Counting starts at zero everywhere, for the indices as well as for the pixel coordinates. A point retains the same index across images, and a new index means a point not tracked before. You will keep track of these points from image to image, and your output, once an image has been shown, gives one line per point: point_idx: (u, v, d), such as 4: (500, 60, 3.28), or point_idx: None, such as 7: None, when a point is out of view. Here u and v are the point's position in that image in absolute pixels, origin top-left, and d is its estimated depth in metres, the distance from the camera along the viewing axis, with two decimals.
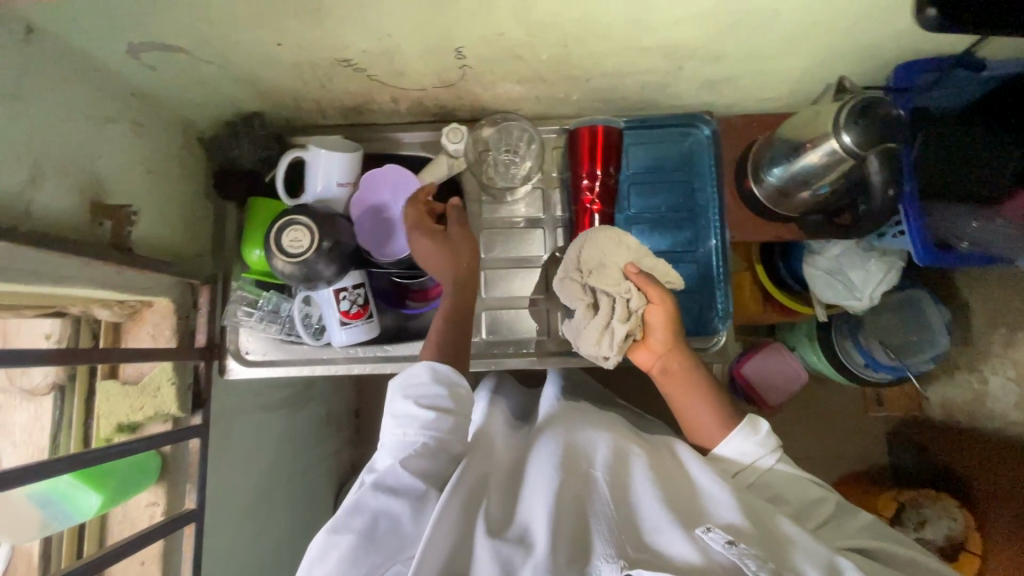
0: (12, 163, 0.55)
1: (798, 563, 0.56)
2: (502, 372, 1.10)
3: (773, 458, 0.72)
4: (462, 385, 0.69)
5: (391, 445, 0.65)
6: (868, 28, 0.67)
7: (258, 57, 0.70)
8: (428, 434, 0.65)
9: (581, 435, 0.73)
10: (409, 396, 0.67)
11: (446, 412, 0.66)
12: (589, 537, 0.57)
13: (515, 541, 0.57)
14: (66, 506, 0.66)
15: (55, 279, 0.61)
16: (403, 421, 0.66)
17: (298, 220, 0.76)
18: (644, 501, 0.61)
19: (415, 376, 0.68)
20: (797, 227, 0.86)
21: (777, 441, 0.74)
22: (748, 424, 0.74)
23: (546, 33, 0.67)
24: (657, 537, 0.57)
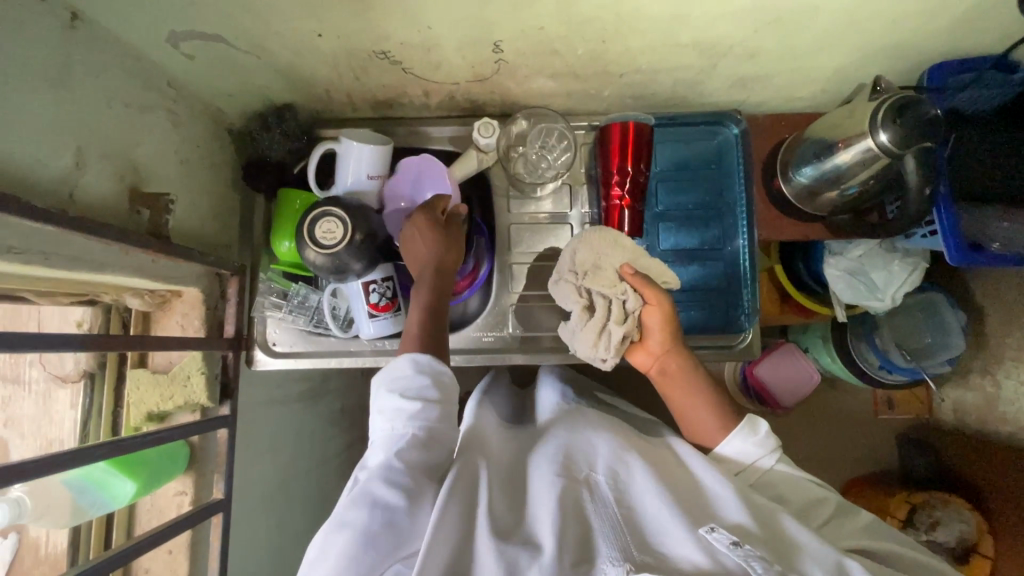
0: (59, 147, 0.56)
1: (805, 566, 0.56)
2: (499, 373, 1.11)
3: (772, 458, 0.71)
4: (444, 372, 0.69)
5: (380, 441, 0.65)
6: (905, 27, 0.67)
7: (297, 47, 0.70)
8: (417, 426, 0.65)
9: (582, 439, 0.74)
10: (395, 390, 0.66)
11: (431, 401, 0.66)
12: (593, 540, 0.56)
13: (518, 540, 0.57)
14: (101, 493, 0.66)
15: (97, 266, 0.61)
16: (390, 415, 0.66)
17: (331, 212, 0.77)
18: (647, 501, 0.61)
19: (397, 372, 0.68)
20: (822, 226, 0.87)
21: (777, 441, 0.73)
22: (747, 425, 0.73)
23: (585, 28, 0.67)
24: (662, 537, 0.57)
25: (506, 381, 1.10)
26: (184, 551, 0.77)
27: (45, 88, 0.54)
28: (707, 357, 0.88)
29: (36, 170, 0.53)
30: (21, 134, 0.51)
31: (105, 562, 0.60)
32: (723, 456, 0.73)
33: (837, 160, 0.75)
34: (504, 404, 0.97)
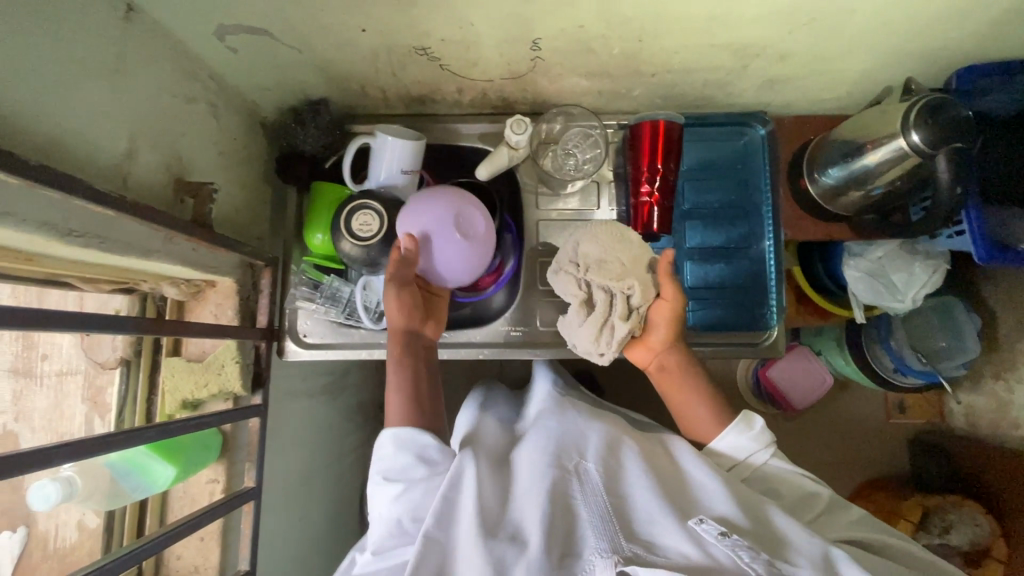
0: (114, 135, 0.57)
1: (790, 552, 0.60)
2: (489, 383, 1.12)
3: (767, 453, 0.74)
4: (428, 446, 0.70)
5: (377, 526, 0.67)
6: (935, 31, 0.69)
7: (339, 42, 0.72)
8: (403, 507, 0.65)
9: (573, 429, 0.76)
10: (379, 473, 0.69)
11: (415, 478, 0.66)
12: (579, 531, 0.60)
13: (505, 532, 0.60)
14: (141, 477, 0.69)
15: (144, 252, 0.62)
16: (379, 498, 0.68)
17: (369, 206, 0.78)
18: (637, 493, 0.64)
19: (382, 455, 0.70)
20: (850, 228, 0.89)
21: (772, 436, 0.75)
22: (743, 420, 0.75)
23: (623, 27, 0.69)
24: (651, 529, 0.60)
25: (502, 389, 1.10)
26: (216, 537, 0.78)
27: (103, 77, 0.56)
28: (732, 353, 0.89)
29: (95, 156, 0.55)
30: (82, 122, 0.53)
31: (153, 542, 0.60)
32: (717, 454, 0.75)
33: (864, 161, 0.76)
34: (501, 404, 0.98)
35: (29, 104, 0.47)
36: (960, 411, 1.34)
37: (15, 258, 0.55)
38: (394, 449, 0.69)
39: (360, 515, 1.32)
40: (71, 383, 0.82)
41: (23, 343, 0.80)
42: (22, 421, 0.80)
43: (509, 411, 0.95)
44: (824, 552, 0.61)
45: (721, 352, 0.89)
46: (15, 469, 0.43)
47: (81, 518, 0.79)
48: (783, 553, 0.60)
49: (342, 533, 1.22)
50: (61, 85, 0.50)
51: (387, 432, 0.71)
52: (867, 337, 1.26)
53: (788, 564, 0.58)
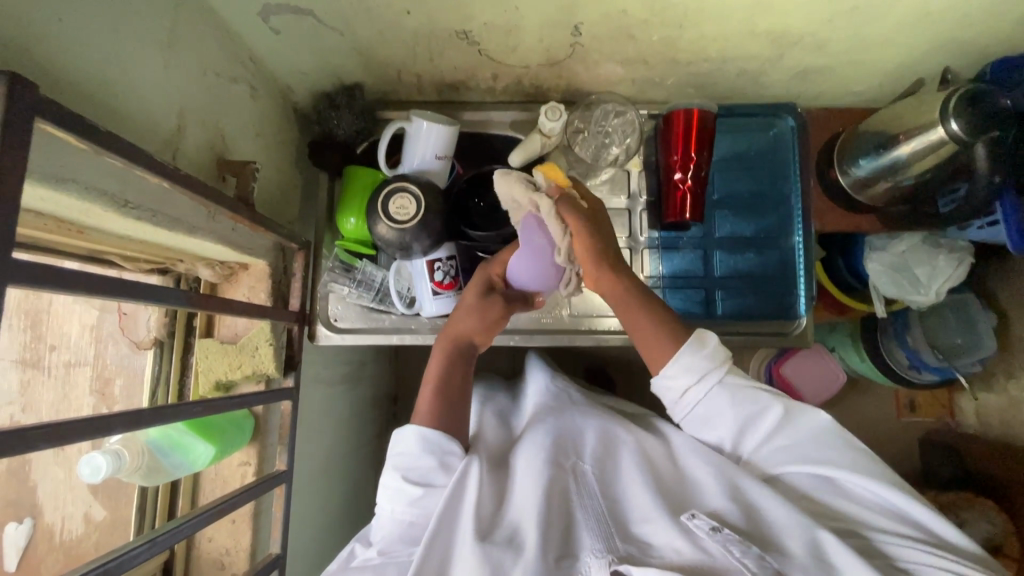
0: (165, 109, 0.57)
1: (783, 544, 0.58)
2: (487, 379, 1.12)
3: (721, 374, 0.69)
4: (453, 455, 0.69)
5: (383, 521, 0.68)
6: (973, 21, 0.70)
7: (382, 25, 0.72)
8: (416, 512, 0.66)
9: (569, 426, 0.78)
10: (398, 469, 0.68)
11: (435, 486, 0.67)
12: (577, 532, 0.62)
13: (502, 537, 0.61)
14: (180, 455, 0.69)
15: (189, 229, 0.62)
16: (391, 495, 0.68)
17: (404, 189, 0.79)
18: (633, 493, 0.65)
19: (403, 449, 0.69)
20: (877, 218, 0.88)
21: (726, 354, 0.70)
22: (694, 340, 0.70)
23: (666, 13, 0.70)
24: (646, 527, 0.61)
25: (495, 381, 1.12)
26: (247, 521, 0.77)
27: (157, 51, 0.56)
28: (762, 342, 0.89)
29: (149, 128, 0.55)
30: (138, 95, 0.53)
31: (192, 521, 0.60)
32: (670, 376, 0.70)
33: (898, 152, 0.77)
34: (499, 397, 0.99)
35: (92, 72, 0.48)
36: (972, 409, 1.35)
37: (66, 231, 0.56)
38: (417, 450, 0.68)
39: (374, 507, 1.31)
40: (78, 376, 0.82)
41: (32, 336, 0.80)
42: (30, 412, 0.80)
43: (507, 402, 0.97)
44: (806, 533, 0.58)
45: (750, 342, 0.89)
46: (78, 434, 0.43)
47: (86, 511, 0.79)
48: (778, 546, 0.58)
49: (357, 525, 1.21)
50: (120, 56, 0.51)
51: (412, 428, 0.69)
52: (883, 333, 1.25)
53: (782, 556, 0.57)
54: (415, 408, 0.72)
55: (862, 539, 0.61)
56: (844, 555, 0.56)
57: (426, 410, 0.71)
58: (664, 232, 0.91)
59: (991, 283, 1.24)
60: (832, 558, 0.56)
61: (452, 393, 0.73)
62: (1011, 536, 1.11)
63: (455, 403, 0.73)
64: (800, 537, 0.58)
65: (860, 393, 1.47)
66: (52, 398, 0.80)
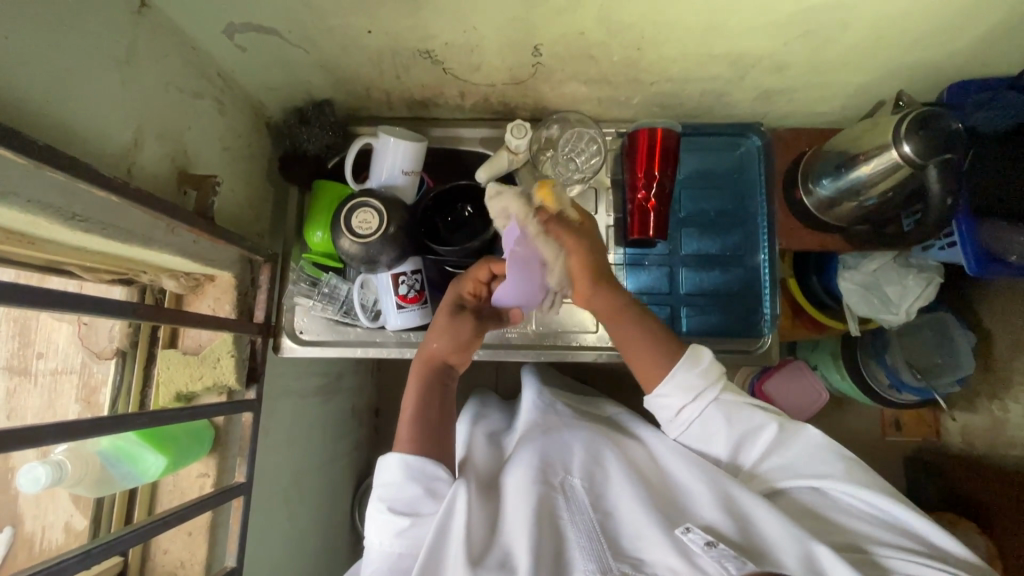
0: (121, 124, 0.59)
1: (777, 558, 0.58)
2: (486, 393, 1.15)
3: (714, 392, 0.70)
4: (441, 480, 0.68)
5: (374, 555, 0.66)
6: (925, 46, 0.71)
7: (346, 43, 0.74)
8: (404, 543, 0.65)
9: (558, 441, 0.76)
10: (386, 498, 0.67)
11: (424, 515, 0.66)
12: (568, 553, 0.60)
13: (494, 559, 0.60)
14: (130, 466, 0.70)
15: (146, 241, 0.63)
16: (379, 528, 0.67)
17: (367, 204, 0.79)
18: (623, 508, 0.65)
19: (389, 479, 0.69)
20: (841, 236, 0.89)
21: (720, 369, 0.72)
22: (690, 357, 0.71)
23: (623, 35, 0.71)
24: (638, 544, 0.61)
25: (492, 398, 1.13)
26: (203, 532, 0.77)
27: (113, 66, 0.57)
28: (727, 360, 0.89)
29: (100, 142, 0.56)
30: (90, 110, 0.54)
31: (135, 532, 0.58)
32: (665, 395, 0.71)
33: (858, 172, 0.77)
34: (495, 412, 1.01)
35: (39, 88, 0.49)
36: (956, 429, 1.30)
37: (17, 242, 0.57)
38: (402, 477, 0.68)
39: (352, 520, 1.30)
40: (65, 382, 0.83)
41: (21, 343, 0.83)
42: (16, 419, 0.81)
43: (500, 422, 0.95)
44: (800, 546, 0.58)
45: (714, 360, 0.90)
46: (9, 444, 0.43)
47: (68, 520, 0.79)
48: (773, 561, 0.58)
49: (332, 537, 1.20)
50: (72, 74, 0.52)
51: (396, 456, 0.69)
52: (862, 351, 1.23)
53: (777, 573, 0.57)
54: (397, 432, 0.72)
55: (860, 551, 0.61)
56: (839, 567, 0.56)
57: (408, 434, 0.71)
58: (630, 249, 0.92)
59: (968, 302, 1.23)
60: (824, 567, 0.57)
61: (431, 418, 0.74)
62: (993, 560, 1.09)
63: (437, 429, 0.73)
64: (794, 549, 0.58)
65: (845, 413, 1.42)
66: (38, 405, 0.82)
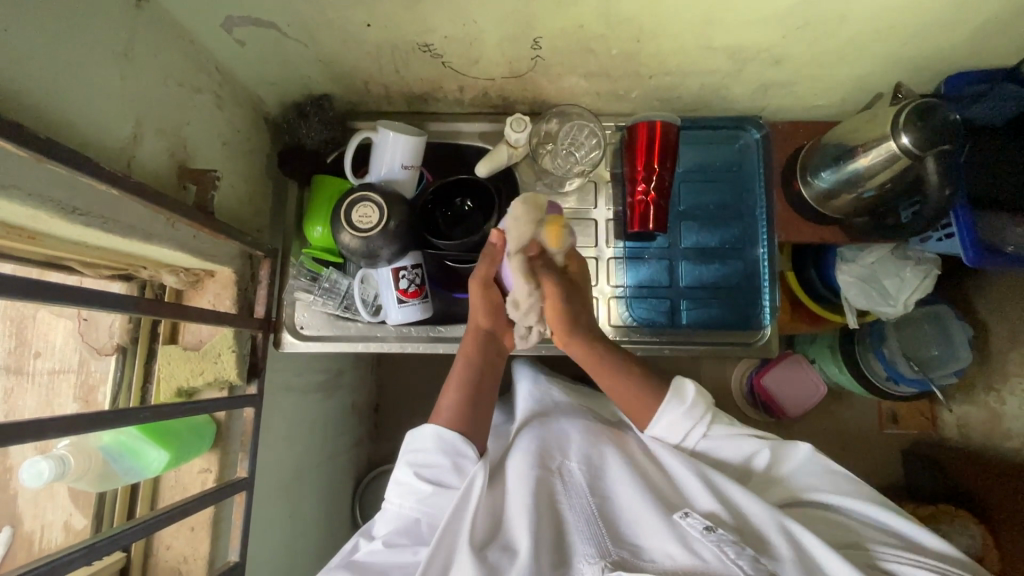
0: (120, 118, 0.59)
1: (771, 545, 0.58)
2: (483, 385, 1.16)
3: (704, 426, 0.72)
4: (467, 458, 0.69)
5: (390, 514, 0.68)
6: (921, 38, 0.72)
7: (344, 37, 0.74)
8: (423, 509, 0.67)
9: (555, 429, 0.77)
10: (412, 464, 0.68)
11: (447, 487, 0.67)
12: (568, 537, 0.61)
13: (498, 544, 0.60)
14: (134, 461, 0.70)
15: (146, 236, 0.63)
16: (402, 490, 0.68)
17: (368, 198, 0.79)
18: (621, 493, 0.64)
19: (419, 447, 0.70)
20: (840, 229, 0.89)
21: (706, 405, 0.73)
22: (674, 394, 0.73)
23: (622, 28, 0.71)
24: (637, 530, 0.60)
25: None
26: (206, 528, 0.77)
27: (112, 60, 0.57)
28: (727, 352, 0.90)
29: (100, 136, 0.56)
30: (90, 104, 0.54)
31: (137, 527, 0.58)
32: (659, 432, 0.73)
33: (856, 164, 0.77)
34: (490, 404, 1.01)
35: (39, 82, 0.49)
36: (953, 421, 1.31)
37: (18, 237, 0.57)
38: (432, 449, 0.69)
39: (352, 517, 1.30)
40: (64, 381, 0.83)
41: (19, 341, 0.83)
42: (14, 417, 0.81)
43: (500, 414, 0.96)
44: (791, 532, 0.58)
45: (712, 351, 0.90)
46: (10, 438, 0.43)
47: (67, 519, 0.78)
48: (769, 548, 0.58)
49: (333, 533, 1.20)
50: (72, 67, 0.52)
51: (431, 428, 0.70)
52: (860, 344, 1.23)
53: (773, 561, 0.57)
54: (436, 412, 0.74)
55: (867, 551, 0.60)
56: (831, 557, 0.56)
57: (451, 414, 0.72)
58: (630, 243, 0.93)
59: (965, 294, 1.24)
60: (819, 558, 0.57)
61: (478, 394, 0.75)
62: (989, 549, 1.10)
63: (480, 406, 0.75)
64: (789, 538, 0.58)
65: (843, 405, 1.42)
66: (36, 404, 0.82)
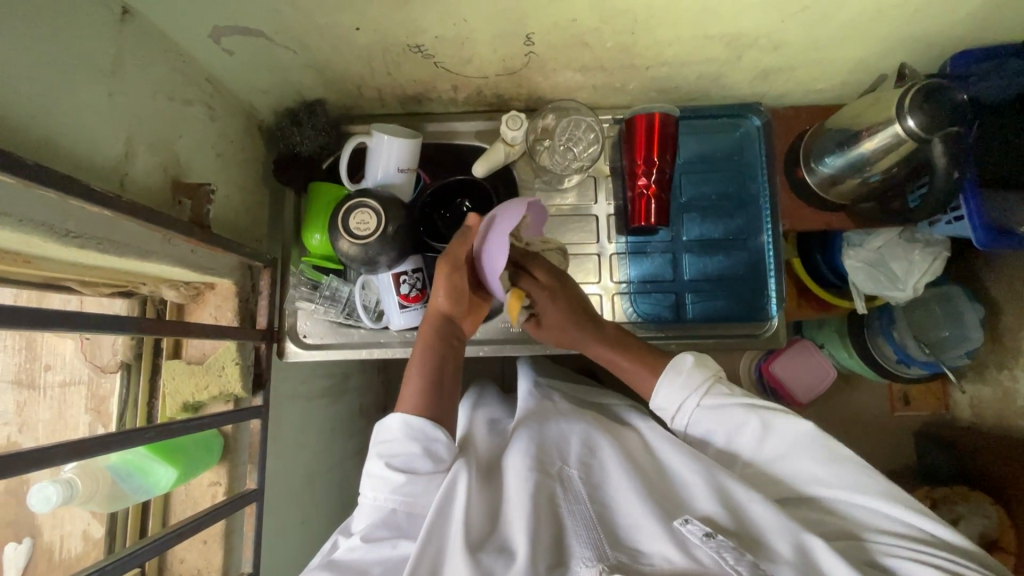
0: (110, 136, 0.58)
1: (771, 547, 0.57)
2: (487, 383, 1.15)
3: (696, 398, 0.72)
4: (439, 442, 0.68)
5: (365, 508, 0.67)
6: (930, 16, 0.69)
7: (335, 42, 0.72)
8: (399, 499, 0.66)
9: (554, 431, 0.76)
10: (382, 455, 0.67)
11: (419, 473, 0.66)
12: (566, 540, 0.59)
13: (493, 547, 0.59)
14: (141, 479, 0.70)
15: (142, 254, 0.62)
16: (374, 483, 0.67)
17: (365, 204, 0.78)
18: (620, 497, 0.63)
19: (389, 437, 0.69)
20: (846, 216, 0.87)
21: (704, 375, 0.73)
22: (671, 367, 0.75)
23: (617, 20, 0.69)
24: (636, 535, 0.59)
25: (493, 388, 1.12)
26: (218, 540, 0.77)
27: (99, 78, 0.56)
28: (732, 344, 0.89)
29: (91, 157, 0.55)
30: (79, 124, 0.54)
31: (149, 546, 0.58)
32: (661, 406, 0.75)
33: (861, 149, 0.76)
34: (494, 402, 1.01)
35: (25, 106, 0.48)
36: (966, 402, 1.29)
37: (13, 261, 0.57)
38: (400, 436, 0.68)
39: None
40: (73, 397, 0.83)
41: (29, 356, 0.84)
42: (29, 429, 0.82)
43: (501, 412, 0.96)
44: (792, 535, 0.57)
45: (720, 344, 0.89)
46: (12, 469, 0.42)
47: (82, 534, 0.79)
48: (769, 550, 0.57)
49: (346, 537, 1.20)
50: (58, 88, 0.51)
51: (399, 418, 0.69)
52: (869, 328, 1.22)
53: (772, 561, 0.56)
54: (400, 398, 0.72)
55: (859, 542, 0.60)
56: (831, 559, 0.55)
57: (417, 400, 0.71)
58: (632, 238, 0.91)
59: (976, 274, 1.22)
60: (819, 560, 0.56)
61: (440, 377, 0.74)
62: (1006, 530, 1.09)
63: (443, 390, 0.74)
64: (787, 538, 0.57)
65: (854, 390, 1.41)
66: (51, 416, 0.83)
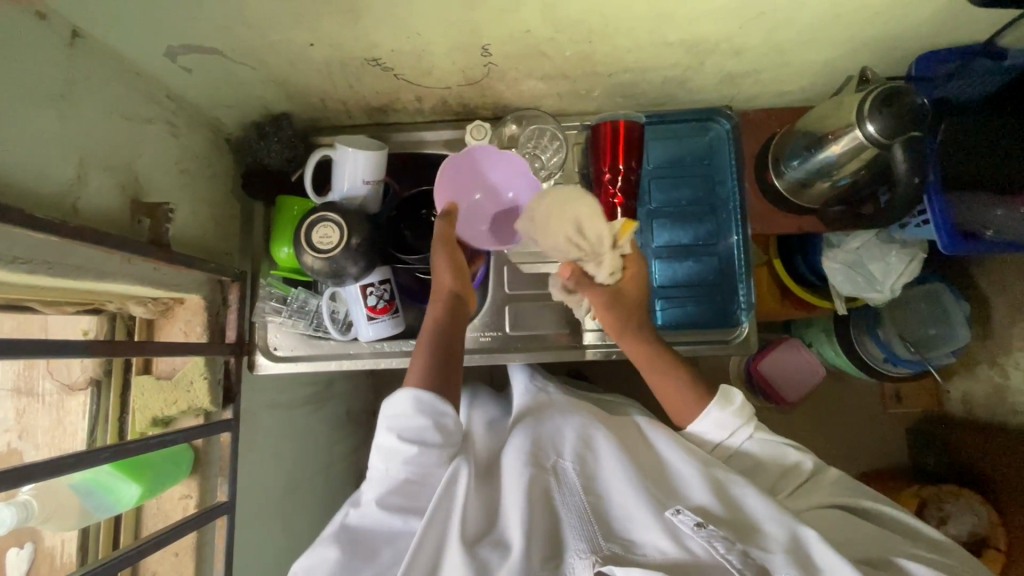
0: (61, 161, 0.58)
1: (763, 536, 0.57)
2: (479, 385, 1.13)
3: (746, 429, 0.72)
4: (447, 415, 0.65)
5: (376, 477, 0.66)
6: (890, 18, 0.68)
7: (293, 57, 0.72)
8: (409, 470, 0.64)
9: (551, 425, 0.75)
10: (393, 429, 0.63)
11: (430, 446, 0.64)
12: (561, 534, 0.60)
13: (490, 540, 0.60)
14: (104, 496, 0.71)
15: (98, 274, 0.63)
16: (384, 455, 0.64)
17: (328, 217, 0.79)
18: (615, 489, 0.63)
19: (396, 407, 0.64)
20: (818, 220, 0.86)
21: (751, 412, 0.73)
22: (722, 397, 0.73)
23: (572, 29, 0.69)
24: (629, 526, 0.59)
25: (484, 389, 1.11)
26: (189, 553, 0.78)
27: (49, 103, 0.57)
28: (706, 351, 0.88)
29: (37, 181, 0.55)
30: (24, 150, 0.54)
31: (121, 557, 0.59)
32: (705, 432, 0.73)
33: (828, 152, 0.75)
34: (485, 400, 0.99)
35: None
36: (956, 400, 1.27)
37: None
38: (411, 410, 0.64)
39: None
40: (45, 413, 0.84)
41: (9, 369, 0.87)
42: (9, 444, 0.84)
43: (496, 411, 0.94)
44: (786, 526, 0.57)
45: (692, 351, 0.88)
46: None
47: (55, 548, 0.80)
48: (761, 538, 0.57)
49: None
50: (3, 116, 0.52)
51: (408, 391, 0.65)
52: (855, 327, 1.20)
53: (763, 550, 0.55)
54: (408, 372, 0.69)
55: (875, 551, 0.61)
56: (821, 548, 0.55)
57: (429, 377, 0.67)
58: None
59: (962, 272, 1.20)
60: (811, 551, 0.55)
61: (449, 357, 0.71)
62: (996, 529, 1.08)
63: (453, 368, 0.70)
64: (780, 526, 0.57)
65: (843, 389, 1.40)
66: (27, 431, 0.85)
